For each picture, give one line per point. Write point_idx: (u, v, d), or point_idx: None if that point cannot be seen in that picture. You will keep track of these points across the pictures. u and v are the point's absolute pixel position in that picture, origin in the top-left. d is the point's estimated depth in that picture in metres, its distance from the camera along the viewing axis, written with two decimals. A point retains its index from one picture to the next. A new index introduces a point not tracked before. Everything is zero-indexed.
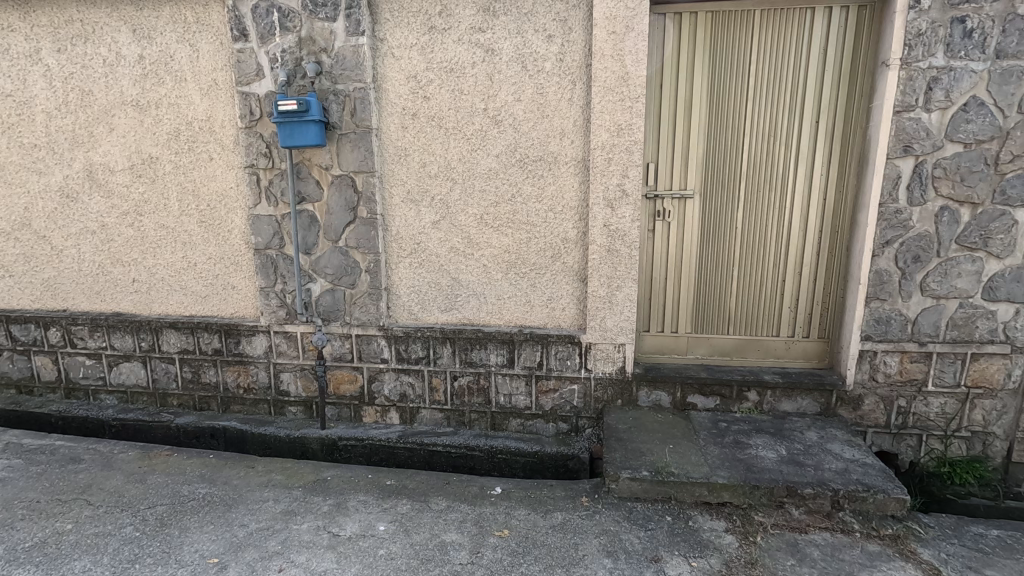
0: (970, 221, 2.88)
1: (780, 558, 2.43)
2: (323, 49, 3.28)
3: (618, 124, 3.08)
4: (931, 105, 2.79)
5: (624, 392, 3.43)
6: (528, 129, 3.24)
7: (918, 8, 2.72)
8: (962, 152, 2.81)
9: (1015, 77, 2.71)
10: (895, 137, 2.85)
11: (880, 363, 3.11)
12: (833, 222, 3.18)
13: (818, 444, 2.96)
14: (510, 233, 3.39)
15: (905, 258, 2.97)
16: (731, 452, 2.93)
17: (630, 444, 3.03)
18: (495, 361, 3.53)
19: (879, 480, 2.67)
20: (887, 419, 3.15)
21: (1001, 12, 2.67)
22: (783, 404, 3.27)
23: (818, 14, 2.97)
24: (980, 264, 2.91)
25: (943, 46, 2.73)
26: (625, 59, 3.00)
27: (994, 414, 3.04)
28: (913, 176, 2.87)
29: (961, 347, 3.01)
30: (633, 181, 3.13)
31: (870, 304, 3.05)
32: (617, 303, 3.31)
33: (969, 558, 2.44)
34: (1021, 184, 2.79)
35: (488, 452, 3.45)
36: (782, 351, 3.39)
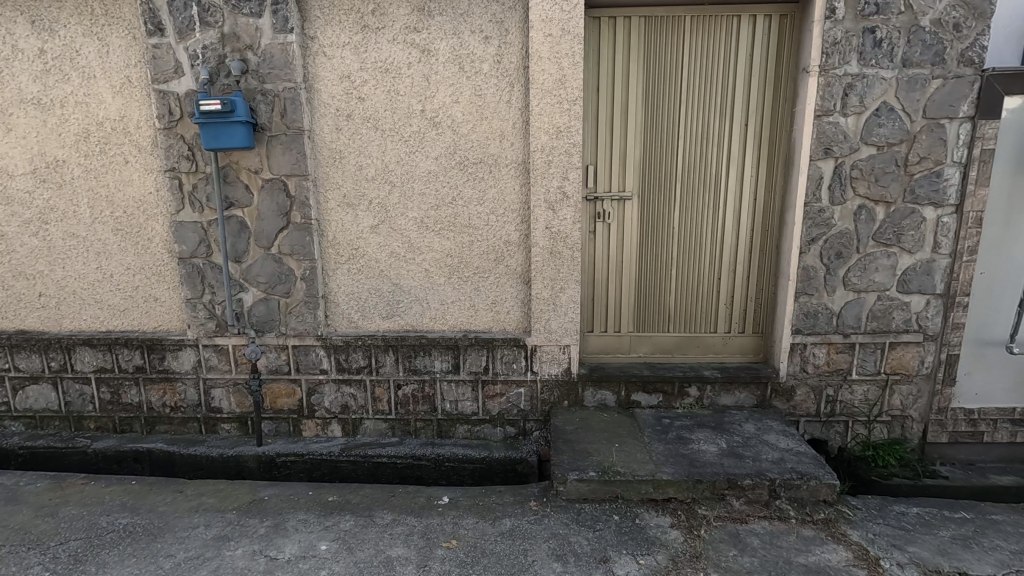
0: (884, 219, 3.07)
1: (723, 550, 2.49)
2: (248, 46, 3.11)
3: (557, 127, 3.09)
4: (847, 109, 2.95)
5: (570, 393, 3.44)
6: (467, 131, 3.20)
7: (833, 18, 2.87)
8: (876, 154, 3.00)
9: (920, 84, 2.91)
10: (816, 140, 3.00)
11: (810, 354, 3.26)
12: (764, 221, 3.32)
13: (756, 436, 3.07)
14: (452, 237, 3.34)
15: (829, 255, 3.13)
16: (675, 448, 2.99)
17: (577, 445, 3.04)
18: (439, 367, 3.46)
19: (811, 468, 2.79)
20: (816, 408, 3.31)
21: (905, 24, 2.87)
22: (722, 398, 3.38)
23: (744, 21, 3.09)
24: (894, 259, 3.11)
25: (856, 54, 2.90)
26: (562, 61, 3.01)
27: (911, 399, 3.26)
28: (834, 176, 3.04)
29: (880, 337, 3.20)
30: (573, 183, 3.15)
31: (799, 299, 3.20)
32: (561, 304, 3.32)
33: (893, 536, 2.59)
34: (928, 184, 3.00)
35: (435, 461, 3.38)
36: (720, 347, 3.50)
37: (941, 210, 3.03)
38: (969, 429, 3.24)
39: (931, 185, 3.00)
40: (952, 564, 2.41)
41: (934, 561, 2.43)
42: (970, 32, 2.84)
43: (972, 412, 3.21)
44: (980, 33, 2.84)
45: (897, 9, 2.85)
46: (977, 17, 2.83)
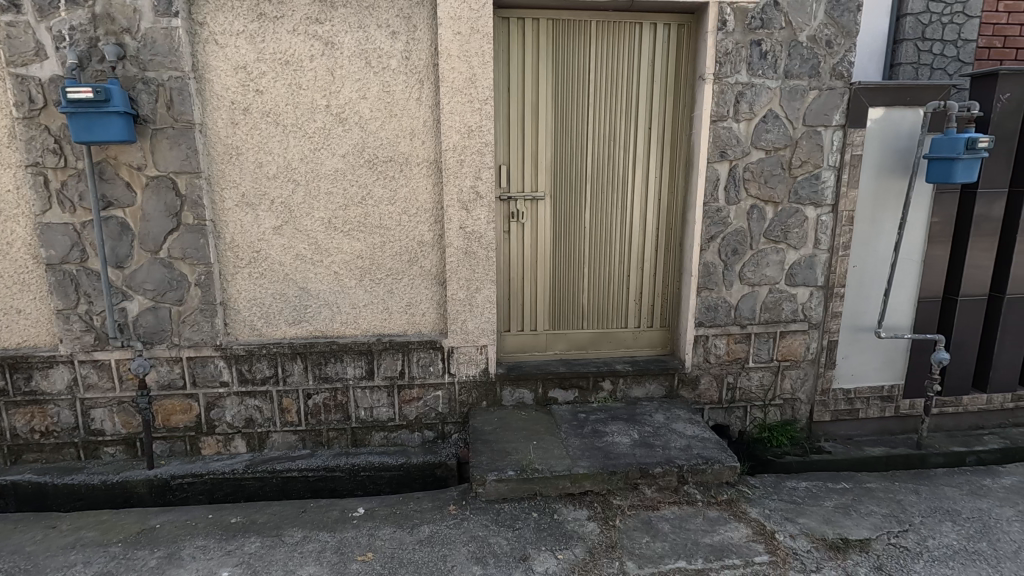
0: (773, 218, 3.32)
1: (637, 537, 2.59)
2: (125, 29, 2.83)
3: (468, 126, 3.06)
4: (739, 116, 3.17)
5: (489, 393, 3.43)
6: (376, 129, 3.10)
7: (724, 30, 3.07)
8: (764, 157, 3.23)
9: (800, 94, 3.17)
10: (713, 143, 3.19)
11: (711, 345, 3.46)
12: (668, 220, 3.48)
13: (665, 425, 3.22)
14: (363, 237, 3.22)
15: (726, 252, 3.34)
16: (590, 442, 3.07)
17: (495, 445, 3.04)
18: (353, 373, 3.33)
19: (715, 452, 2.96)
20: (719, 395, 3.53)
21: (786, 38, 3.11)
22: (634, 390, 3.51)
23: (645, 28, 3.22)
24: (782, 255, 3.37)
25: (745, 65, 3.12)
26: (472, 60, 2.99)
27: (799, 382, 3.55)
28: (729, 178, 3.25)
29: (773, 327, 3.46)
30: (486, 183, 3.14)
31: (701, 294, 3.39)
32: (477, 305, 3.30)
33: (786, 510, 2.81)
34: (808, 186, 3.28)
35: (350, 471, 3.26)
36: (631, 342, 3.63)
37: (820, 209, 3.33)
38: (847, 407, 3.58)
39: (811, 187, 3.29)
40: (836, 532, 2.65)
41: (821, 530, 2.66)
42: (840, 48, 3.14)
43: (850, 392, 3.56)
44: (848, 50, 3.15)
45: (779, 24, 3.09)
46: (846, 35, 3.14)
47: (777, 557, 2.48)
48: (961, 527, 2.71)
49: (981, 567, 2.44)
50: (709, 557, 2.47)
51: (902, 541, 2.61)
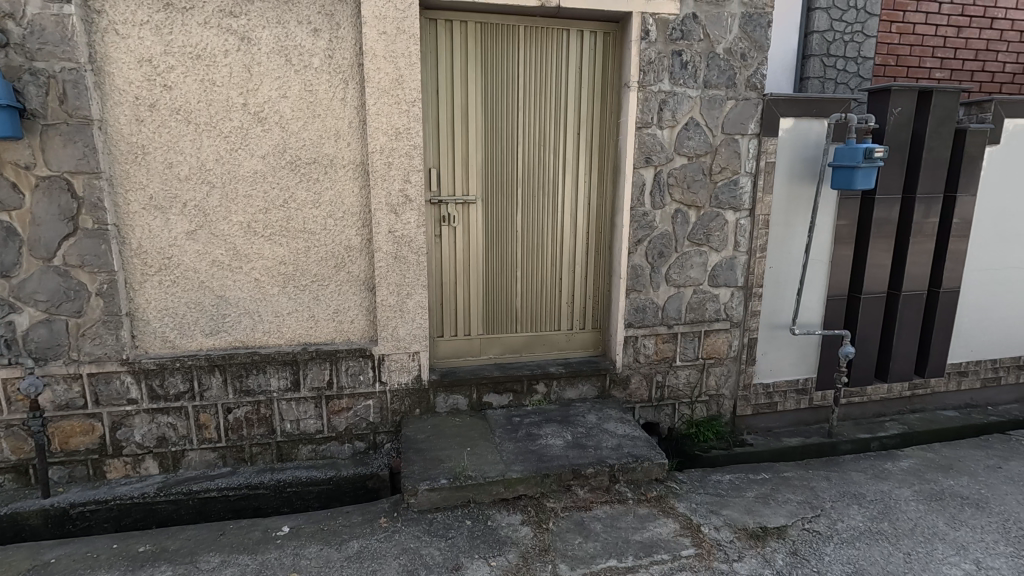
0: (696, 222, 3.46)
1: (569, 539, 2.61)
2: (8, 14, 2.57)
3: (396, 128, 3.00)
4: (663, 123, 3.28)
5: (422, 400, 3.37)
6: (298, 129, 2.97)
7: (647, 39, 3.16)
8: (687, 163, 3.36)
9: (718, 104, 3.32)
10: (638, 149, 3.28)
11: (641, 345, 3.56)
12: (598, 224, 3.55)
13: (597, 425, 3.27)
14: (286, 242, 3.07)
15: (653, 254, 3.45)
16: (524, 445, 3.07)
17: (428, 453, 2.98)
18: (277, 385, 3.17)
19: (644, 450, 3.04)
20: (649, 394, 3.63)
21: (704, 50, 3.25)
22: (568, 392, 3.55)
23: (573, 35, 3.27)
24: (705, 257, 3.52)
25: (667, 74, 3.23)
26: (398, 61, 2.92)
27: (723, 379, 3.71)
28: (654, 183, 3.35)
29: (698, 326, 3.60)
30: (415, 186, 3.08)
31: (630, 296, 3.48)
32: (408, 311, 3.23)
33: (711, 503, 2.92)
34: (728, 191, 3.44)
35: (276, 488, 3.10)
36: (564, 344, 3.67)
37: (739, 213, 3.50)
38: (767, 400, 3.78)
39: (730, 192, 3.45)
40: (756, 521, 2.78)
41: (742, 520, 2.78)
42: (753, 61, 3.31)
43: (769, 386, 3.75)
44: (760, 63, 3.33)
45: (698, 36, 3.23)
46: (758, 49, 3.31)
47: (702, 549, 2.57)
48: (866, 509, 2.91)
49: (883, 546, 2.63)
50: (639, 554, 2.52)
51: (815, 526, 2.77)
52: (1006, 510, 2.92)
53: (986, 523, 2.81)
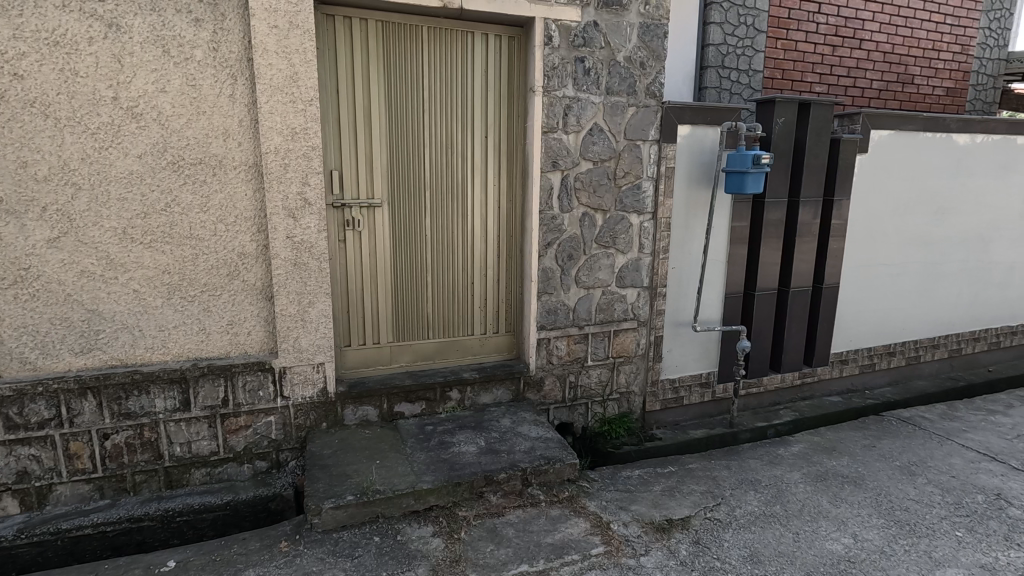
0: (602, 225, 3.54)
1: (481, 547, 2.59)
2: None
3: (292, 128, 2.84)
4: (568, 128, 3.33)
5: (329, 414, 3.21)
6: (180, 127, 2.73)
7: (551, 45, 3.21)
8: (592, 168, 3.44)
9: (620, 110, 3.42)
10: (545, 154, 3.32)
11: (553, 347, 3.59)
12: (507, 227, 3.54)
13: (510, 429, 3.26)
14: (170, 250, 2.82)
15: (562, 257, 3.49)
16: (436, 454, 3.00)
17: (334, 469, 2.84)
18: (162, 407, 2.90)
19: (556, 451, 3.06)
20: (562, 395, 3.67)
21: (606, 58, 3.34)
22: (482, 397, 3.52)
23: (477, 38, 3.25)
24: (612, 259, 3.61)
25: (571, 80, 3.29)
26: (292, 57, 2.77)
27: (632, 376, 3.83)
28: (561, 187, 3.40)
29: (607, 326, 3.69)
30: (315, 189, 2.93)
31: (541, 299, 3.50)
32: (311, 321, 3.07)
33: (620, 499, 3.00)
34: (631, 195, 3.56)
35: (163, 519, 2.83)
36: (478, 349, 3.63)
37: (642, 217, 3.62)
38: (674, 395, 3.94)
39: (633, 196, 3.56)
40: (662, 514, 2.88)
41: (649, 514, 2.87)
42: (652, 70, 3.45)
43: (675, 381, 3.91)
44: (658, 72, 3.47)
45: (599, 44, 3.31)
46: (656, 59, 3.45)
47: (611, 546, 2.62)
48: (761, 494, 3.10)
49: (775, 528, 2.81)
50: (550, 556, 2.53)
51: (715, 514, 2.92)
52: (879, 485, 3.22)
53: (862, 499, 3.07)
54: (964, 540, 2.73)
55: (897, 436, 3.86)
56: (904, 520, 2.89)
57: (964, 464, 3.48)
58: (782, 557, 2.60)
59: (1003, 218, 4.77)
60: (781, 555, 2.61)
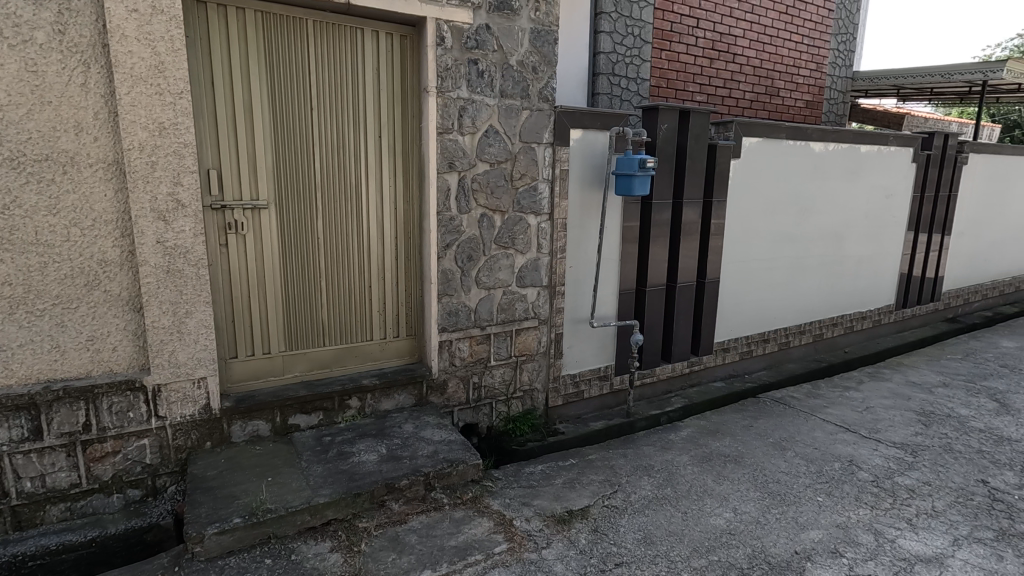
0: (501, 226, 3.59)
1: (382, 557, 2.52)
2: None
3: (159, 122, 2.60)
4: (463, 129, 3.33)
5: (213, 432, 2.97)
6: (20, 119, 2.41)
7: (443, 46, 3.19)
8: (489, 170, 3.47)
9: (515, 113, 3.48)
10: (441, 155, 3.30)
11: (455, 349, 3.58)
12: (405, 229, 3.48)
13: (413, 434, 3.21)
14: (11, 258, 2.47)
15: (462, 258, 3.49)
16: (334, 466, 2.88)
17: (219, 491, 2.64)
18: (7, 438, 2.54)
19: (459, 453, 3.06)
20: (466, 396, 3.67)
21: (498, 61, 3.38)
22: (383, 404, 3.43)
23: (367, 35, 3.16)
24: (511, 259, 3.67)
25: (465, 82, 3.29)
26: (157, 45, 2.53)
27: (534, 374, 3.90)
28: (459, 188, 3.40)
29: (509, 326, 3.73)
30: (189, 190, 2.70)
31: (442, 300, 3.48)
32: (189, 332, 2.82)
33: (523, 496, 3.06)
34: (528, 196, 3.63)
35: (10, 566, 2.50)
36: (378, 354, 3.54)
37: (540, 217, 3.71)
38: (574, 389, 4.07)
39: (530, 197, 3.64)
40: (563, 506, 2.98)
41: (550, 507, 2.96)
42: (543, 75, 3.54)
43: (575, 376, 4.05)
44: (550, 77, 3.57)
45: (491, 47, 3.34)
46: (547, 64, 3.54)
47: (513, 542, 2.67)
48: (654, 479, 3.29)
49: (666, 509, 3.00)
50: (453, 559, 2.53)
51: (612, 501, 3.05)
52: (755, 461, 3.53)
53: (741, 475, 3.36)
54: (824, 504, 3.07)
55: (771, 415, 4.26)
56: (776, 490, 3.19)
57: (825, 436, 3.91)
58: (671, 536, 2.77)
59: (852, 217, 5.42)
60: (671, 534, 2.78)
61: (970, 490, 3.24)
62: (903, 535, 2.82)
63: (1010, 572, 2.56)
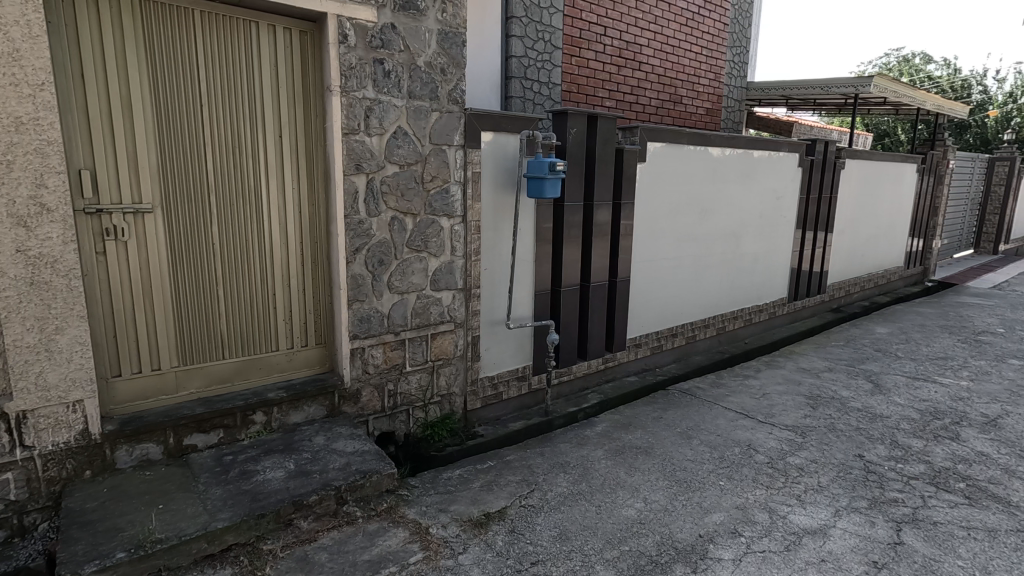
0: (413, 229, 3.52)
1: None
2: None
3: (16, 117, 2.31)
4: (370, 130, 3.24)
5: (93, 459, 2.70)
6: None
7: (346, 43, 3.09)
8: (398, 172, 3.39)
9: (424, 115, 3.43)
10: (347, 156, 3.19)
11: (368, 356, 3.47)
12: (311, 233, 3.33)
13: (324, 447, 3.07)
14: None
15: (372, 262, 3.39)
16: (235, 487, 2.70)
17: (100, 525, 2.39)
18: None
19: (373, 463, 2.97)
20: (381, 404, 3.57)
21: (405, 61, 3.32)
22: (291, 417, 3.26)
23: (262, 29, 2.99)
24: (425, 263, 3.61)
25: (370, 81, 3.21)
26: (10, 30, 2.26)
27: (452, 378, 3.86)
28: (367, 191, 3.30)
29: (424, 330, 3.67)
30: (55, 192, 2.43)
31: (352, 306, 3.36)
32: (60, 350, 2.54)
33: (440, 502, 3.04)
34: (441, 199, 3.59)
35: None
36: (285, 364, 3.36)
37: (453, 220, 3.68)
38: (493, 391, 4.08)
39: (443, 200, 3.60)
40: (480, 510, 2.98)
41: (468, 512, 2.95)
42: (452, 77, 3.52)
43: (493, 377, 4.06)
44: (459, 79, 3.55)
45: (397, 47, 3.28)
46: (456, 66, 3.52)
47: (429, 551, 2.64)
48: (569, 475, 3.36)
49: (581, 504, 3.07)
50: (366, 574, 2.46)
51: (529, 501, 3.09)
52: (664, 451, 3.70)
53: (651, 465, 3.51)
54: (725, 487, 3.28)
55: (679, 406, 4.49)
56: (682, 478, 3.36)
57: (727, 423, 4.17)
58: (585, 530, 2.84)
59: (748, 218, 5.83)
60: (585, 529, 2.85)
61: (849, 465, 3.58)
62: (793, 510, 3.06)
63: (881, 535, 2.85)
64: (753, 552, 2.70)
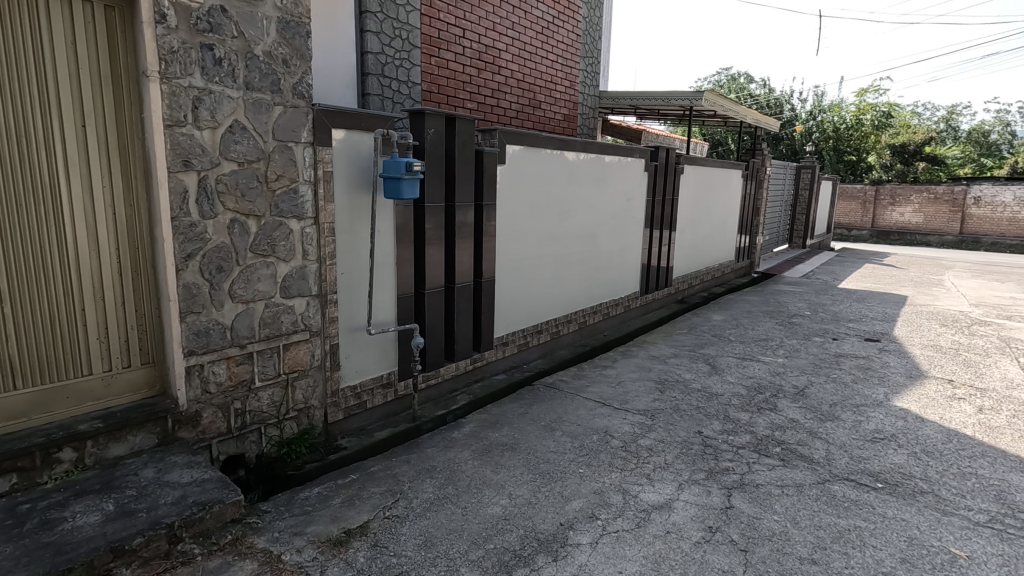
0: (257, 232, 3.24)
1: None
2: None
3: None
4: (200, 123, 2.92)
5: None
6: None
7: (165, 24, 2.75)
8: (236, 170, 3.10)
9: (265, 108, 3.17)
10: (171, 151, 2.84)
11: (209, 373, 3.12)
12: (130, 238, 2.91)
13: (154, 480, 2.71)
14: None
15: (209, 269, 3.06)
16: (32, 541, 2.27)
17: None
18: None
19: (214, 492, 2.68)
20: (227, 425, 3.23)
21: (240, 48, 3.04)
22: (111, 450, 2.83)
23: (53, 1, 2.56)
24: (273, 268, 3.34)
25: (198, 68, 2.88)
26: None
27: (310, 390, 3.62)
28: (199, 191, 2.96)
29: (274, 341, 3.40)
30: None
31: (186, 319, 3.00)
32: None
33: (295, 526, 2.83)
34: (288, 200, 3.35)
35: None
36: (102, 391, 2.90)
37: (303, 222, 3.44)
38: (356, 401, 3.90)
39: (291, 201, 3.36)
40: (340, 528, 2.83)
41: (326, 531, 2.79)
42: (296, 69, 3.29)
43: (355, 386, 3.88)
44: (304, 72, 3.33)
45: (230, 33, 2.99)
46: (299, 58, 3.30)
47: None
48: (436, 480, 3.32)
49: (448, 508, 3.05)
50: None
51: (394, 511, 3.00)
52: (529, 445, 3.81)
53: (517, 460, 3.59)
54: (585, 474, 3.46)
55: (544, 400, 4.65)
56: (546, 470, 3.49)
57: (587, 413, 4.41)
58: (451, 533, 2.83)
59: (602, 218, 6.22)
60: (451, 532, 2.83)
61: (690, 441, 3.97)
62: (643, 489, 3.31)
63: (715, 502, 3.19)
64: (609, 533, 2.88)
